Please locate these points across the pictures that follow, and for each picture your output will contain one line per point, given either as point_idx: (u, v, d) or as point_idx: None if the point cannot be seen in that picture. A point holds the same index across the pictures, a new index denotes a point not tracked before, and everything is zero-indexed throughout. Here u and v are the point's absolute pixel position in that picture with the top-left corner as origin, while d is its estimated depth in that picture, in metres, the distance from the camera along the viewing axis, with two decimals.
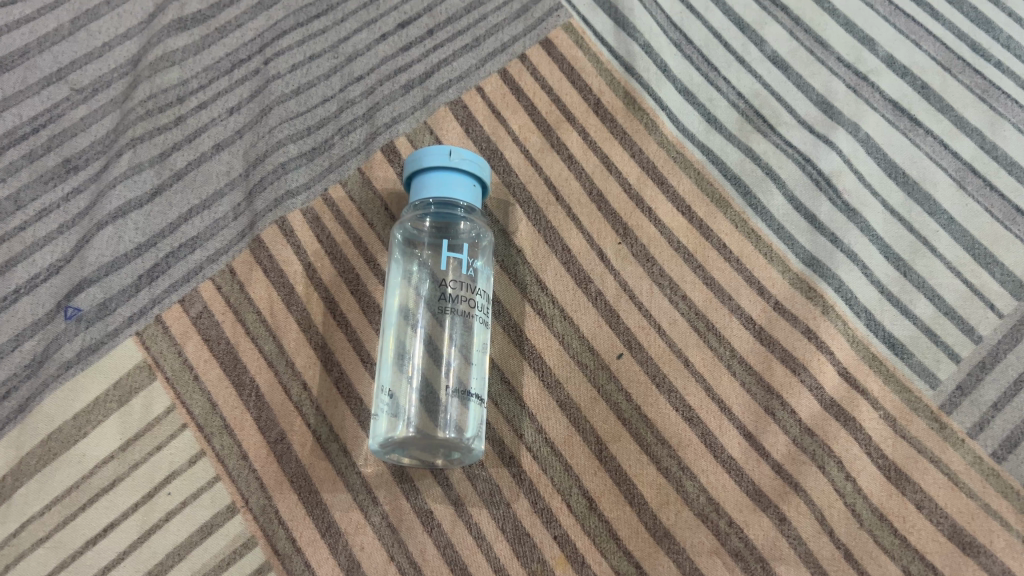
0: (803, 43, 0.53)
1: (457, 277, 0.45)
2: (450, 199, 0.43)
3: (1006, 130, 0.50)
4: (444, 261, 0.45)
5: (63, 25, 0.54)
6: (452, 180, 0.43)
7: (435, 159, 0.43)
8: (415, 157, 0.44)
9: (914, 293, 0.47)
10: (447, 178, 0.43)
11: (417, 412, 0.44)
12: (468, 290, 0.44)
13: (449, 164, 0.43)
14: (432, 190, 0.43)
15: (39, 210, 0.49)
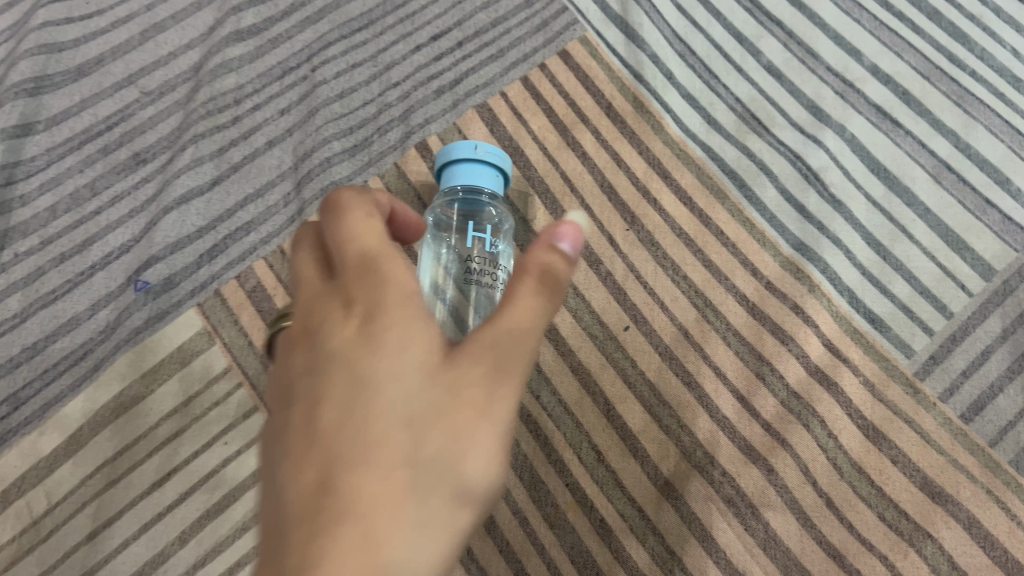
0: (795, 54, 0.59)
1: (482, 252, 0.50)
2: (477, 187, 0.48)
3: (978, 132, 0.55)
4: (470, 239, 0.51)
5: (134, 36, 0.61)
6: (479, 170, 0.48)
7: (462, 152, 0.48)
8: (446, 151, 0.49)
9: (892, 274, 0.52)
10: (473, 168, 0.48)
11: None
12: (490, 262, 0.50)
13: (476, 156, 0.48)
14: (460, 180, 0.48)
15: (112, 197, 0.56)
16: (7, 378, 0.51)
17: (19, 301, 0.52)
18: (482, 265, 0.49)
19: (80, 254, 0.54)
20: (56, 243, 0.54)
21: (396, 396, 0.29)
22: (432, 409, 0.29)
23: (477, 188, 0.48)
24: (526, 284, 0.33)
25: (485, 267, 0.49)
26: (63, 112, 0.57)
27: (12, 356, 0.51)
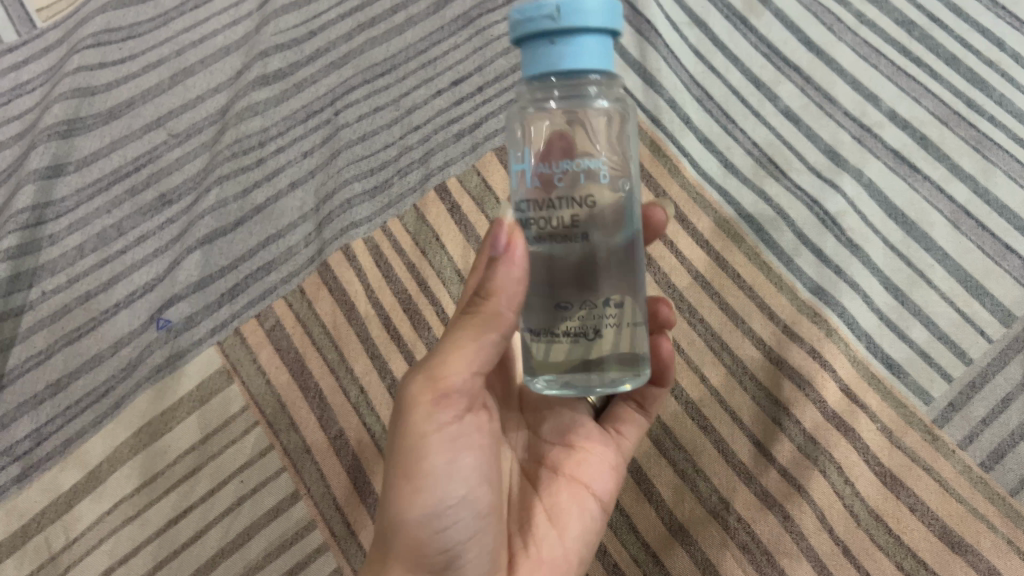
0: (812, 99, 0.58)
1: (562, 192, 0.33)
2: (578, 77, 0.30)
3: (998, 178, 0.54)
4: (533, 176, 0.33)
5: (163, 80, 0.61)
6: (586, 46, 0.30)
7: (547, 22, 0.29)
8: (521, 10, 0.30)
9: (911, 319, 0.52)
10: (574, 46, 0.30)
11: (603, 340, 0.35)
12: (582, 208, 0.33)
13: (574, 23, 0.29)
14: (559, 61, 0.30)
15: (138, 236, 0.57)
16: (32, 413, 0.53)
17: (45, 338, 0.54)
18: (560, 226, 0.33)
19: (105, 291, 0.55)
20: (82, 281, 0.55)
21: None
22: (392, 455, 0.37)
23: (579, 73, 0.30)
24: (461, 325, 0.33)
25: (566, 225, 0.33)
26: (92, 155, 0.59)
27: (38, 392, 0.53)
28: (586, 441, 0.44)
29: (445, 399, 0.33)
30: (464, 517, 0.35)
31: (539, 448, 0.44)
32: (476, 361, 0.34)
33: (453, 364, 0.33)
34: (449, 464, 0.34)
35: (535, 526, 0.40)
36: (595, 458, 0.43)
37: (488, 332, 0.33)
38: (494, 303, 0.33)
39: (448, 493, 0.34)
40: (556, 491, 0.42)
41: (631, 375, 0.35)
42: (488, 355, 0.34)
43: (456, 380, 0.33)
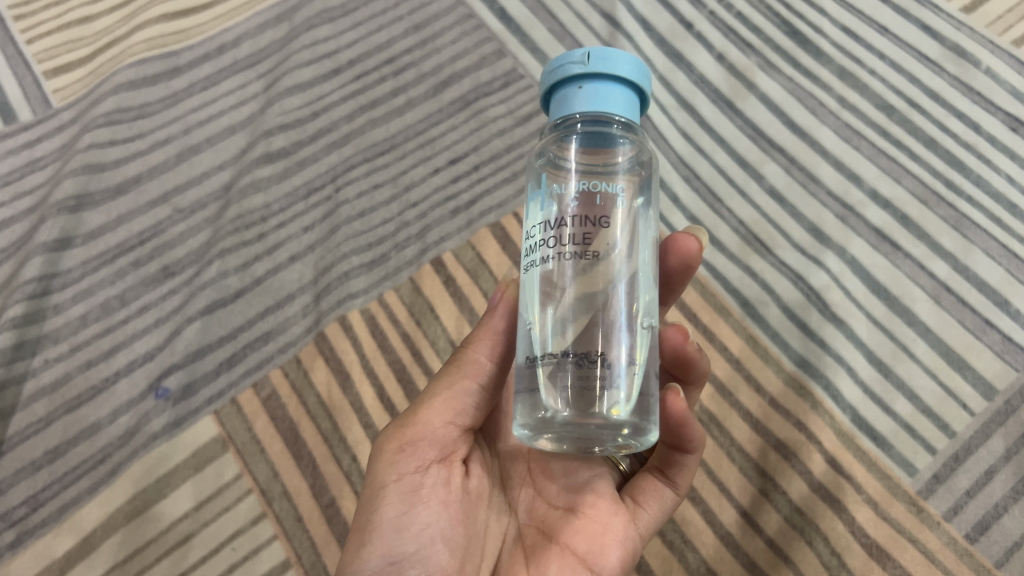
0: (797, 178, 0.60)
1: (560, 212, 0.34)
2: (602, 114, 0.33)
3: (976, 255, 0.55)
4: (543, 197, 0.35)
5: (170, 158, 0.64)
6: (612, 92, 0.33)
7: (574, 67, 0.33)
8: (554, 63, 0.34)
9: (895, 392, 0.53)
10: (603, 89, 0.33)
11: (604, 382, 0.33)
12: (583, 225, 0.33)
13: (601, 68, 0.33)
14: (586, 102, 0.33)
15: (140, 306, 0.58)
16: (28, 480, 0.53)
17: (45, 407, 0.55)
18: (563, 243, 0.33)
19: (106, 360, 0.57)
20: (84, 349, 0.57)
21: None
22: None
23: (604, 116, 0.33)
24: (440, 378, 0.40)
25: (569, 241, 0.33)
26: (99, 228, 0.61)
27: (34, 458, 0.53)
28: (592, 510, 0.41)
29: (410, 447, 0.38)
30: None
31: (545, 511, 0.42)
32: (447, 409, 0.39)
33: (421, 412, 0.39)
34: (403, 516, 0.37)
35: None
36: (599, 528, 0.40)
37: (462, 381, 0.39)
38: (473, 357, 0.39)
39: (396, 549, 0.36)
40: (549, 562, 0.39)
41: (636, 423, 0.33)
42: (462, 409, 0.39)
43: (425, 427, 0.38)
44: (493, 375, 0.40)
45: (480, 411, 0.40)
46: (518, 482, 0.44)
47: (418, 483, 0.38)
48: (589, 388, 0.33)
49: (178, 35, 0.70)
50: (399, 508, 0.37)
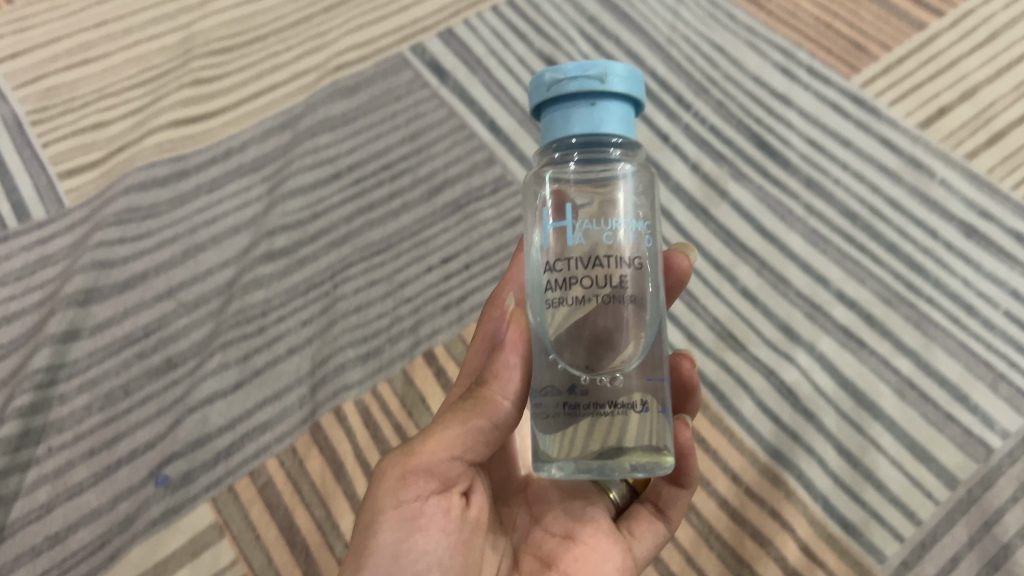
0: (767, 279, 0.65)
1: (590, 253, 0.36)
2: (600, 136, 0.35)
3: (936, 352, 0.60)
4: (570, 234, 0.36)
5: (176, 255, 0.68)
6: (627, 112, 0.35)
7: (588, 84, 0.34)
8: (560, 72, 0.34)
9: (863, 482, 0.55)
10: (603, 111, 0.35)
11: (624, 426, 0.36)
12: (613, 267, 0.36)
13: (616, 86, 0.35)
14: (615, 124, 0.35)
15: (144, 397, 0.61)
16: (27, 564, 0.55)
17: (47, 492, 0.57)
18: (594, 285, 0.36)
19: (109, 448, 0.59)
20: (87, 438, 0.59)
21: None
22: None
23: (602, 136, 0.35)
24: (455, 409, 0.40)
25: (600, 283, 0.36)
26: (106, 321, 0.64)
27: (34, 544, 0.55)
28: (593, 541, 0.44)
29: (415, 477, 0.38)
30: None
31: (545, 543, 0.44)
32: (455, 444, 0.39)
33: (429, 443, 0.39)
34: (402, 544, 0.38)
35: None
36: (602, 562, 0.43)
37: (480, 416, 0.39)
38: (491, 392, 0.40)
39: None
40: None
41: (652, 466, 0.36)
42: (472, 443, 0.39)
43: (428, 459, 0.38)
44: (509, 411, 0.40)
45: (491, 445, 0.40)
46: (518, 518, 0.47)
47: (417, 514, 0.38)
48: (604, 426, 0.36)
49: (187, 140, 0.76)
50: (396, 538, 0.37)
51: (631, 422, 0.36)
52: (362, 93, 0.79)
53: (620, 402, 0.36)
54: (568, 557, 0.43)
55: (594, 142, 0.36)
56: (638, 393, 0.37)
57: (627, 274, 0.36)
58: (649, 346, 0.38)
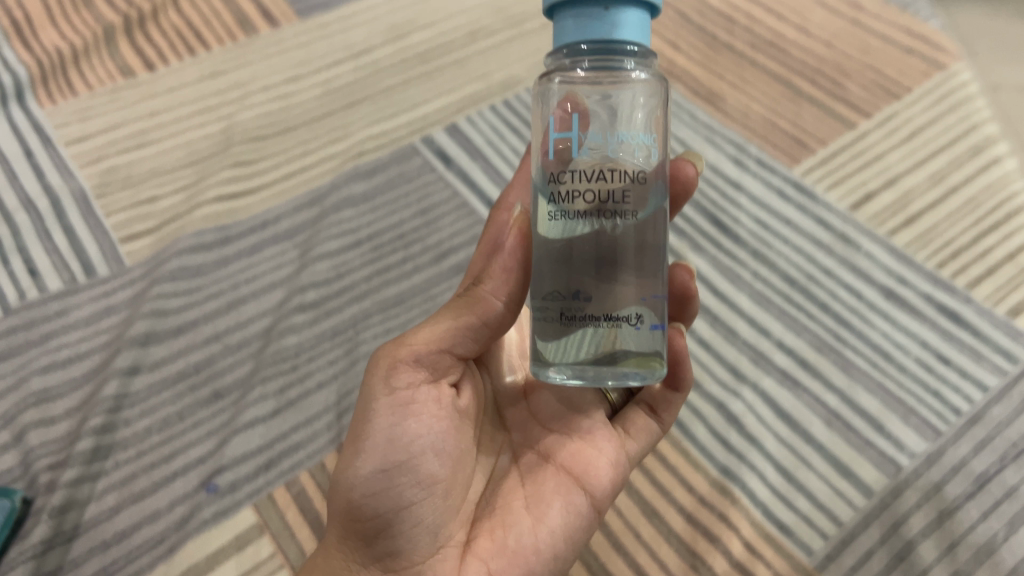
0: (719, 330, 0.78)
1: (594, 166, 0.44)
2: (612, 40, 0.41)
3: (858, 390, 0.73)
4: (575, 148, 0.44)
5: (221, 306, 0.80)
6: (637, 19, 0.41)
7: None
8: None
9: (796, 492, 0.67)
10: (616, 20, 0.40)
11: (621, 338, 0.45)
12: (614, 180, 0.43)
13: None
14: (628, 32, 0.41)
15: (195, 421, 0.72)
16: (99, 556, 0.65)
17: (115, 498, 0.68)
18: (595, 197, 0.44)
19: (166, 462, 0.70)
20: (148, 454, 0.70)
21: None
22: None
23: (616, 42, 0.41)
24: (450, 309, 0.49)
25: (601, 196, 0.43)
26: (162, 359, 0.76)
27: (105, 539, 0.66)
28: (584, 439, 0.54)
29: (406, 369, 0.47)
30: (403, 483, 0.46)
31: (542, 441, 0.54)
32: (444, 339, 0.48)
33: (420, 339, 0.47)
34: (395, 426, 0.46)
35: (515, 505, 0.51)
36: (590, 453, 0.53)
37: (468, 315, 0.48)
38: (483, 290, 0.48)
39: (389, 454, 0.45)
40: (545, 481, 0.52)
41: (642, 370, 0.45)
42: (460, 339, 0.48)
43: (419, 353, 0.47)
44: (498, 309, 0.48)
45: (478, 339, 0.49)
46: (514, 426, 0.56)
47: (412, 399, 0.47)
48: (603, 336, 0.45)
49: (230, 213, 0.89)
50: (392, 420, 0.46)
51: (625, 333, 0.45)
52: (380, 176, 0.93)
53: (617, 315, 0.45)
54: (559, 451, 0.53)
55: (607, 50, 0.42)
56: (634, 307, 0.45)
57: (626, 188, 0.44)
58: (649, 245, 0.45)
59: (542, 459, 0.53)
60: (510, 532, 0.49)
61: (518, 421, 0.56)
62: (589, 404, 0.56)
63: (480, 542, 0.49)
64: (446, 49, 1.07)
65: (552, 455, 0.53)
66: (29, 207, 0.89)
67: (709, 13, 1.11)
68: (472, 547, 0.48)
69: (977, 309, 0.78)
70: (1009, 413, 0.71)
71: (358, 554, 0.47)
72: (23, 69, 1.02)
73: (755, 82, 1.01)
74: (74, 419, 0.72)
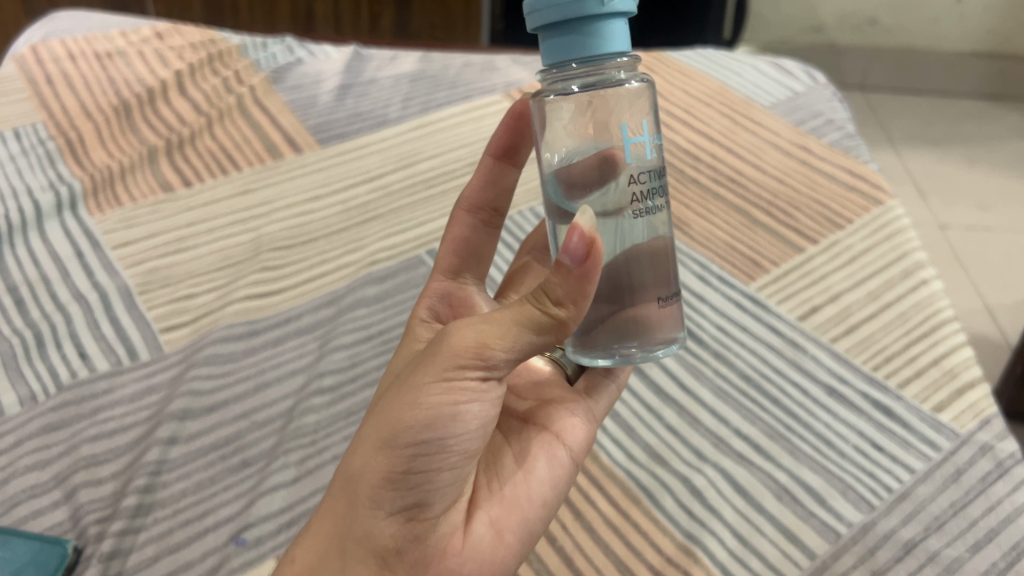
0: (684, 419, 0.90)
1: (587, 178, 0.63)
2: (608, 55, 0.56)
3: (804, 470, 0.84)
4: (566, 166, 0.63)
5: (249, 389, 0.92)
6: (614, 31, 0.56)
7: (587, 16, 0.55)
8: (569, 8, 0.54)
9: (751, 554, 0.77)
10: (598, 35, 0.55)
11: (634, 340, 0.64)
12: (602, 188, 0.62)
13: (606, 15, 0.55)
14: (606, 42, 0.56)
15: (226, 485, 0.82)
16: None
17: (152, 549, 0.76)
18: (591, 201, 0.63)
19: (199, 519, 0.79)
20: (183, 511, 0.79)
21: (408, 374, 0.59)
22: (402, 383, 0.58)
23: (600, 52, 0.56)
24: (529, 313, 0.56)
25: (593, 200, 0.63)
26: (197, 432, 0.86)
27: None
28: (558, 411, 0.71)
29: (477, 361, 0.56)
30: (447, 456, 0.56)
31: (524, 416, 0.71)
32: (518, 345, 0.56)
33: (497, 336, 0.56)
34: (458, 409, 0.56)
35: (505, 459, 0.66)
36: (567, 421, 0.70)
37: (542, 334, 0.56)
38: (560, 312, 0.55)
39: (446, 430, 0.56)
40: (530, 441, 0.68)
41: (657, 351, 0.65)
42: (526, 348, 0.57)
43: (496, 350, 0.56)
44: (564, 332, 0.57)
45: (539, 348, 0.58)
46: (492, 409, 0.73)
47: (478, 386, 0.57)
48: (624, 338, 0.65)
49: (258, 309, 1.01)
50: (456, 402, 0.56)
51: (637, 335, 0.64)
52: (389, 282, 1.05)
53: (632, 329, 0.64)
54: (540, 420, 0.70)
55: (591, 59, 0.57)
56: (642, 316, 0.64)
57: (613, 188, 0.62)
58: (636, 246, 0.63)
59: (525, 430, 0.69)
60: (505, 480, 0.64)
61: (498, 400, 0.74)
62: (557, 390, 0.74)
63: (480, 488, 0.63)
64: (448, 176, 1.23)
65: (534, 424, 0.70)
66: (80, 299, 1.01)
67: (678, 154, 1.30)
68: (476, 496, 0.62)
69: (907, 405, 0.90)
70: (933, 490, 0.82)
71: (390, 503, 0.55)
72: (78, 184, 1.17)
73: (717, 212, 1.18)
74: (118, 481, 0.82)
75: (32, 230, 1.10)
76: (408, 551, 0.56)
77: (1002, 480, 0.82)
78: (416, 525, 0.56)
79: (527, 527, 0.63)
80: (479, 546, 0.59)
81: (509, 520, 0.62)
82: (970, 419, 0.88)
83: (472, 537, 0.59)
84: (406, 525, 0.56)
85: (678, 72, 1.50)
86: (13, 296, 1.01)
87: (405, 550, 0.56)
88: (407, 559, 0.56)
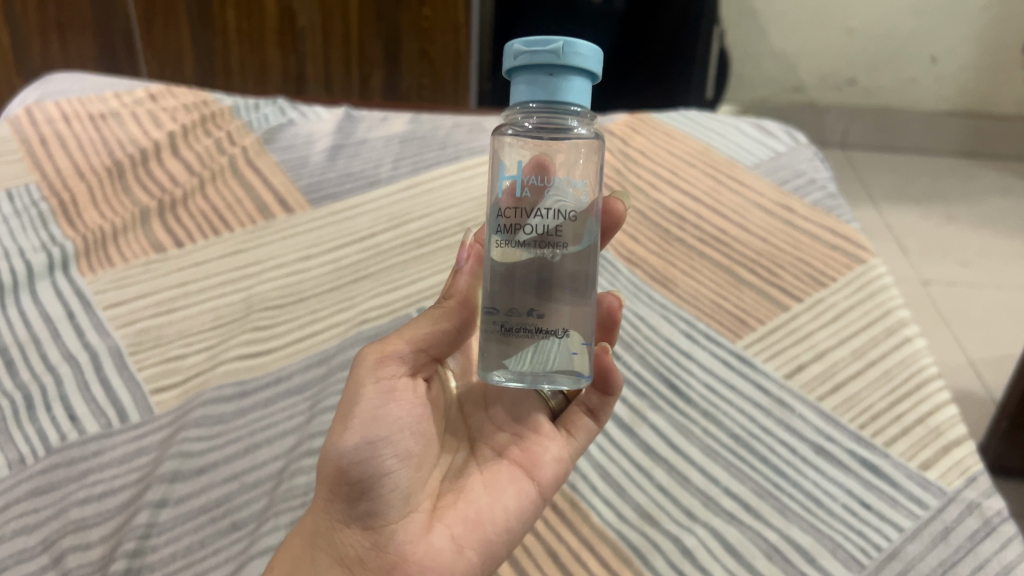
0: (674, 478, 0.90)
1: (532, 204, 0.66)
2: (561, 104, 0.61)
3: (793, 528, 0.85)
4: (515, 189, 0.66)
5: (239, 450, 0.92)
6: (583, 88, 0.62)
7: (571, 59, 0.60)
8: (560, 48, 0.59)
9: None
10: (569, 85, 0.61)
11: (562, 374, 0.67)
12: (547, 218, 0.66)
13: (583, 64, 0.61)
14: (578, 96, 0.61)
15: (215, 548, 0.81)
16: None
17: None
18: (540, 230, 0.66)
19: None
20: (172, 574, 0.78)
21: None
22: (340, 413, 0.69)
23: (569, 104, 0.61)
24: (427, 318, 0.72)
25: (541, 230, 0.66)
26: (186, 494, 0.86)
27: None
28: (529, 447, 0.74)
29: (388, 361, 0.69)
30: (383, 454, 0.64)
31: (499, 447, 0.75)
32: (416, 335, 0.71)
33: (399, 337, 0.70)
34: (377, 407, 0.66)
35: (473, 488, 0.70)
36: (537, 455, 0.74)
37: (434, 321, 0.72)
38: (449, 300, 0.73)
39: (375, 428, 0.65)
40: (500, 474, 0.71)
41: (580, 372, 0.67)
42: (428, 340, 0.72)
43: (396, 347, 0.69)
44: (457, 314, 0.73)
45: (439, 345, 0.73)
46: (470, 439, 0.77)
47: (393, 385, 0.68)
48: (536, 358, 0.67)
49: (248, 369, 1.02)
50: (376, 401, 0.66)
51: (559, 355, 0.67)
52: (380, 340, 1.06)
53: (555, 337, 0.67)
54: (513, 456, 0.74)
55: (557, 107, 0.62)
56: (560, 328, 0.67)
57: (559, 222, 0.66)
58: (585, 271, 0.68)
59: (497, 463, 0.73)
60: (471, 506, 0.68)
61: (478, 427, 0.78)
62: (533, 418, 0.78)
63: (446, 514, 0.67)
64: (438, 236, 1.25)
65: (510, 460, 0.73)
66: (71, 360, 1.01)
67: (664, 215, 1.31)
68: (440, 516, 0.66)
69: (894, 463, 0.91)
70: (922, 548, 0.82)
71: (342, 515, 0.63)
72: (70, 245, 1.18)
73: (704, 271, 1.20)
74: (107, 544, 0.81)
75: (23, 292, 1.10)
76: (365, 558, 0.62)
77: (990, 538, 0.82)
78: (372, 532, 0.63)
79: (487, 547, 0.66)
80: (436, 555, 0.63)
81: (470, 539, 0.65)
82: (956, 477, 0.89)
83: (429, 546, 0.63)
84: (361, 536, 0.62)
85: (663, 132, 1.53)
86: (4, 357, 1.01)
87: (366, 560, 0.62)
88: (369, 567, 0.61)
